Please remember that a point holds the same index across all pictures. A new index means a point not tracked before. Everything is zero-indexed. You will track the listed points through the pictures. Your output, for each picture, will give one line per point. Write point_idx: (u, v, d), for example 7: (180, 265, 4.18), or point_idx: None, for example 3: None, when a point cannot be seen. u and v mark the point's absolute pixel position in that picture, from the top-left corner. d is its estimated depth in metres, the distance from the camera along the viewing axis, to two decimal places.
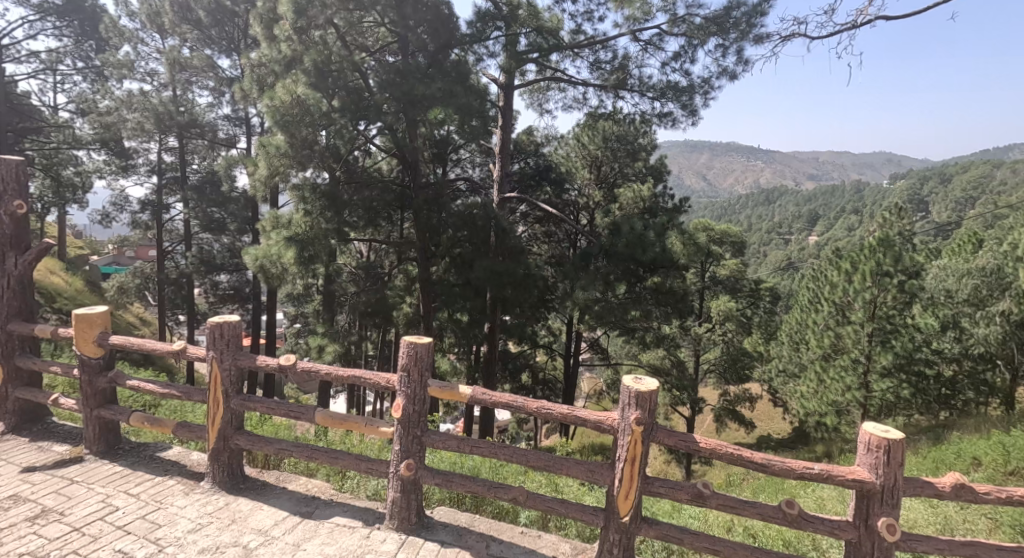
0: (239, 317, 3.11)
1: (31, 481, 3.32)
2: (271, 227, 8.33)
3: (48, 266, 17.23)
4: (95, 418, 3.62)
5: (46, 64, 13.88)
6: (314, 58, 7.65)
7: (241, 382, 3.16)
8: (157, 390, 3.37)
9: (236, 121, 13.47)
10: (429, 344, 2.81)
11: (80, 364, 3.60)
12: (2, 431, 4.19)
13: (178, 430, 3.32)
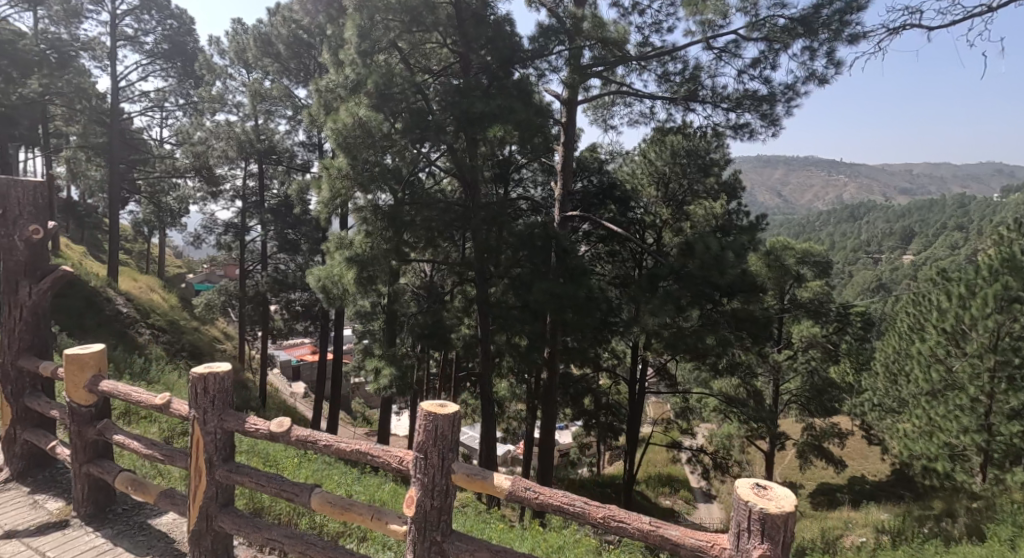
0: (224, 374, 3.19)
1: (5, 551, 3.31)
2: (335, 247, 8.13)
3: (146, 283, 18.32)
4: (83, 475, 3.64)
5: (154, 102, 14.86)
6: (375, 81, 7.29)
7: (226, 450, 3.22)
8: (140, 450, 3.45)
9: (311, 147, 13.49)
10: (449, 418, 2.58)
11: (70, 410, 3.62)
12: (7, 477, 4.05)
13: (160, 499, 3.42)
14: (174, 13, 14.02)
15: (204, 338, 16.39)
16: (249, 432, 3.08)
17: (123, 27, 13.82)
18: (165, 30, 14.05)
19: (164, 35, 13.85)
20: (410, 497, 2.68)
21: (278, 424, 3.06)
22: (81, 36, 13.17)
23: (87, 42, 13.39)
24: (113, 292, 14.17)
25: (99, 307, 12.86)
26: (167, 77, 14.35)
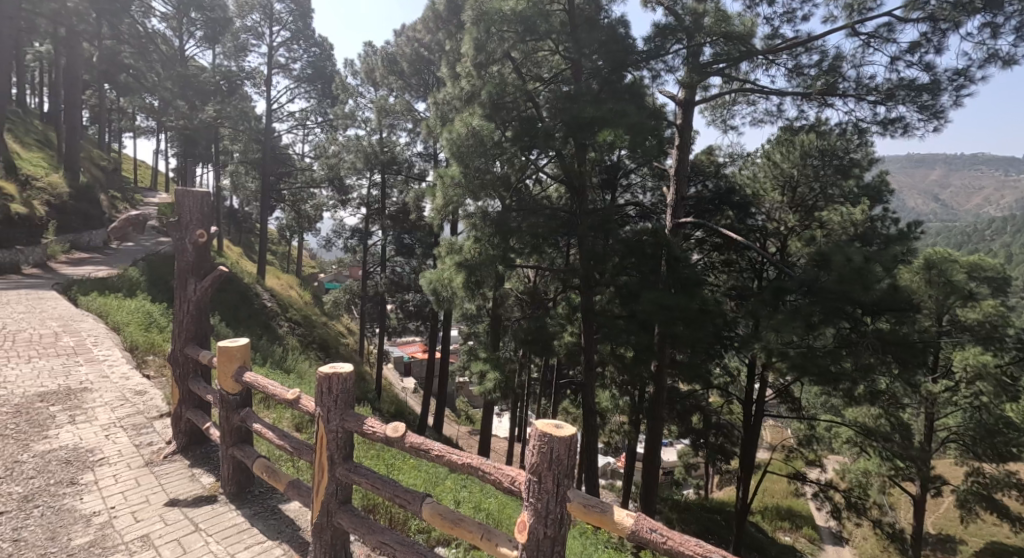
0: (347, 375, 3.31)
1: (165, 520, 3.69)
2: (446, 252, 8.31)
3: (287, 280, 20.40)
4: (229, 457, 3.98)
5: (299, 122, 16.50)
6: (489, 92, 7.47)
7: (347, 448, 3.35)
8: (274, 441, 3.68)
9: (428, 157, 14.08)
10: (563, 442, 2.55)
11: (221, 396, 3.98)
12: (174, 449, 4.57)
13: (290, 488, 3.63)
14: (318, 42, 15.61)
15: (332, 332, 17.82)
16: (367, 434, 3.18)
17: (277, 57, 15.54)
18: (310, 57, 15.58)
19: (308, 61, 15.39)
20: (522, 520, 2.64)
21: (393, 429, 3.13)
22: (246, 66, 15.12)
23: (249, 72, 15.26)
24: (260, 288, 15.95)
25: (249, 301, 14.53)
26: (309, 97, 15.86)
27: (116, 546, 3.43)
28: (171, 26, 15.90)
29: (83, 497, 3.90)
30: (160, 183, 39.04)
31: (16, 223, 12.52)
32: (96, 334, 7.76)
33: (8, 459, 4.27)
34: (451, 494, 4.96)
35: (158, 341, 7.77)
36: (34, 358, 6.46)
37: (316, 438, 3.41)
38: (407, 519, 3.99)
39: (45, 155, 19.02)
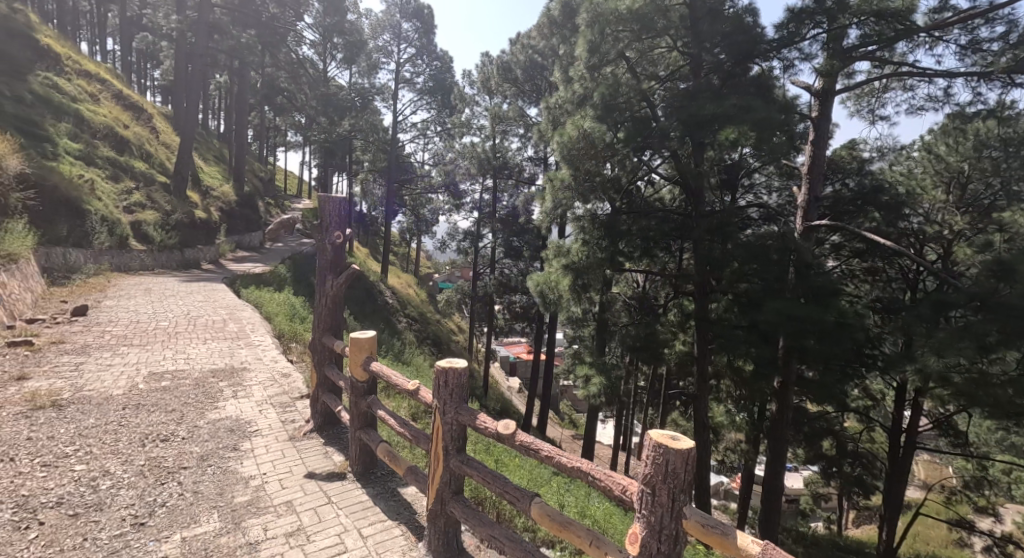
0: (462, 368, 3.34)
1: (304, 490, 4.00)
2: (554, 255, 8.11)
3: (406, 280, 21.67)
4: (357, 439, 4.22)
5: (420, 131, 17.47)
6: (602, 92, 7.21)
7: (461, 440, 3.38)
8: (395, 427, 3.83)
9: (538, 161, 14.11)
10: (680, 454, 2.34)
11: (352, 382, 4.24)
12: (311, 427, 4.96)
13: (408, 473, 3.75)
14: (440, 56, 16.41)
15: (445, 330, 18.58)
16: (479, 429, 3.18)
17: (404, 72, 16.59)
18: (432, 70, 16.42)
19: (430, 75, 16.28)
20: (633, 532, 2.46)
21: (505, 426, 3.09)
22: (376, 82, 16.34)
23: (379, 87, 16.45)
24: (384, 286, 17.10)
25: (374, 297, 15.63)
26: (429, 108, 16.76)
27: (267, 507, 3.77)
28: (316, 51, 17.69)
29: (243, 461, 4.35)
30: (304, 191, 43.60)
31: (195, 225, 14.65)
32: (252, 321, 8.77)
33: (189, 423, 4.89)
34: (560, 498, 4.83)
35: (298, 331, 8.60)
36: (206, 339, 7.44)
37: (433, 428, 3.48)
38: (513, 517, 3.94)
39: (217, 168, 22.09)
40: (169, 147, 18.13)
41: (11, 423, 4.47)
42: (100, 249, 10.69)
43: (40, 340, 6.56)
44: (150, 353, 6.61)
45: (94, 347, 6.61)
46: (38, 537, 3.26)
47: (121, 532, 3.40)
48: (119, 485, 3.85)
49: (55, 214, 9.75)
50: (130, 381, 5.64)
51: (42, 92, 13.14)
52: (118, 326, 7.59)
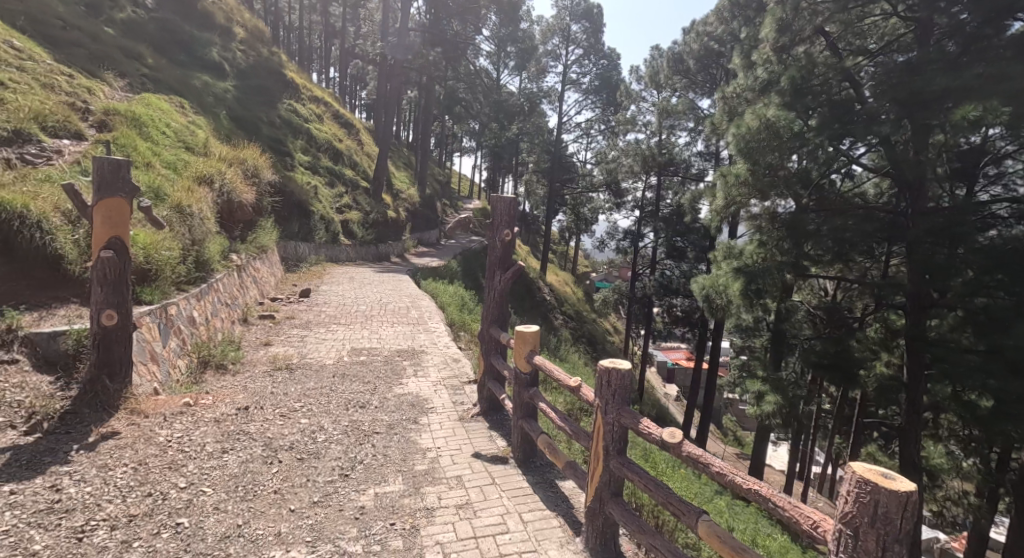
0: (627, 369, 3.13)
1: (472, 468, 4.04)
2: (723, 256, 7.90)
3: (565, 278, 22.11)
4: (519, 428, 4.18)
5: (583, 130, 17.72)
6: (791, 77, 6.73)
7: (623, 443, 3.19)
8: (555, 421, 3.79)
9: (708, 156, 13.38)
10: (895, 496, 1.84)
11: (516, 374, 4.31)
12: (476, 411, 5.10)
13: (567, 468, 3.68)
14: (607, 54, 16.49)
15: (602, 330, 18.56)
16: (642, 433, 2.96)
17: (571, 73, 16.96)
18: (599, 68, 16.52)
19: (597, 73, 16.39)
20: None
21: (669, 433, 2.83)
22: (544, 86, 16.98)
23: (547, 90, 17.07)
24: (543, 283, 17.75)
25: (533, 293, 16.40)
26: (594, 107, 16.99)
27: (441, 479, 3.84)
28: (491, 61, 18.98)
29: (421, 434, 4.55)
30: (475, 193, 46.99)
31: (387, 223, 16.81)
32: (430, 309, 9.81)
33: (380, 395, 5.39)
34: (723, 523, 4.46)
35: (467, 321, 9.45)
36: (392, 323, 8.54)
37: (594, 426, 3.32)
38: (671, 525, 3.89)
39: (405, 174, 24.97)
40: (370, 156, 21.01)
41: (258, 377, 5.65)
42: (319, 243, 12.85)
43: (280, 314, 8.19)
44: (353, 331, 7.84)
45: (315, 322, 8.07)
46: (277, 472, 3.64)
47: (331, 479, 3.66)
48: (330, 439, 4.25)
49: (290, 214, 12.00)
50: (338, 353, 6.78)
51: (285, 115, 16.21)
52: (330, 306, 9.11)
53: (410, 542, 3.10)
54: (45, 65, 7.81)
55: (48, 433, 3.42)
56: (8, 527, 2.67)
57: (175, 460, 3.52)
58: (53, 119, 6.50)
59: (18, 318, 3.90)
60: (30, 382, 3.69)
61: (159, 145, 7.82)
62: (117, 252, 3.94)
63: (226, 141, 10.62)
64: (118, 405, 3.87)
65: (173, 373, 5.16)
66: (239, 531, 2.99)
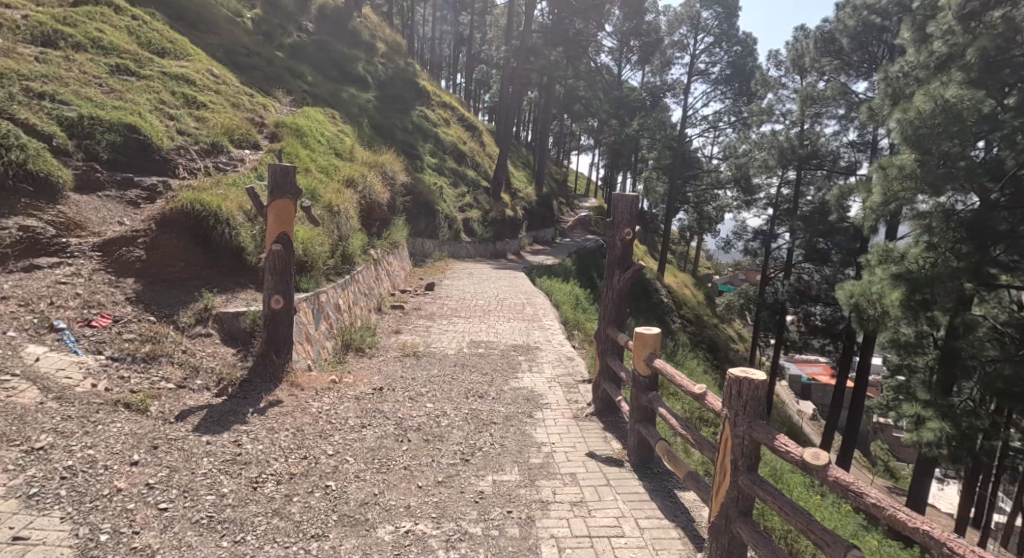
0: (764, 378, 2.62)
1: (586, 467, 3.85)
2: (878, 261, 6.93)
3: (684, 280, 21.17)
4: (635, 431, 3.93)
5: (711, 124, 16.85)
6: (981, 49, 5.86)
7: (755, 458, 2.68)
8: (676, 427, 3.46)
9: (862, 146, 11.88)
10: None
11: (634, 376, 4.00)
12: (591, 411, 5.01)
13: (688, 479, 3.25)
14: (742, 39, 15.46)
15: (724, 336, 17.48)
16: (778, 451, 2.46)
17: (699, 64, 16.21)
18: (731, 56, 15.60)
19: (729, 61, 15.52)
20: None
21: (812, 454, 2.30)
22: (669, 79, 16.39)
23: (671, 83, 16.48)
24: (660, 285, 17.19)
25: (650, 294, 16.01)
26: (725, 98, 16.10)
27: (554, 474, 3.71)
28: (613, 57, 18.77)
29: (536, 428, 4.56)
30: (591, 192, 46.73)
31: (504, 221, 17.37)
32: (545, 307, 9.94)
33: (497, 387, 5.62)
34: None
35: (581, 321, 9.47)
36: (509, 319, 8.81)
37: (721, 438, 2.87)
38: (810, 556, 3.26)
39: (523, 174, 25.54)
40: (491, 157, 21.80)
41: (390, 361, 6.21)
42: (442, 240, 13.63)
43: (409, 305, 8.87)
44: (472, 324, 8.23)
45: (439, 314, 8.61)
46: (407, 450, 3.88)
47: (453, 462, 3.78)
48: (452, 424, 4.48)
49: (418, 213, 12.85)
50: (459, 344, 7.17)
51: (417, 121, 17.38)
52: (452, 300, 9.66)
53: (527, 531, 2.99)
54: (234, 87, 9.18)
55: (232, 396, 4.04)
56: (204, 472, 3.06)
57: (324, 429, 3.93)
58: (238, 133, 7.63)
59: (211, 299, 4.69)
60: (219, 353, 4.40)
61: (314, 152, 8.81)
62: (284, 245, 4.56)
63: (369, 147, 11.68)
64: (282, 377, 4.47)
65: (322, 353, 5.83)
66: (376, 500, 3.15)
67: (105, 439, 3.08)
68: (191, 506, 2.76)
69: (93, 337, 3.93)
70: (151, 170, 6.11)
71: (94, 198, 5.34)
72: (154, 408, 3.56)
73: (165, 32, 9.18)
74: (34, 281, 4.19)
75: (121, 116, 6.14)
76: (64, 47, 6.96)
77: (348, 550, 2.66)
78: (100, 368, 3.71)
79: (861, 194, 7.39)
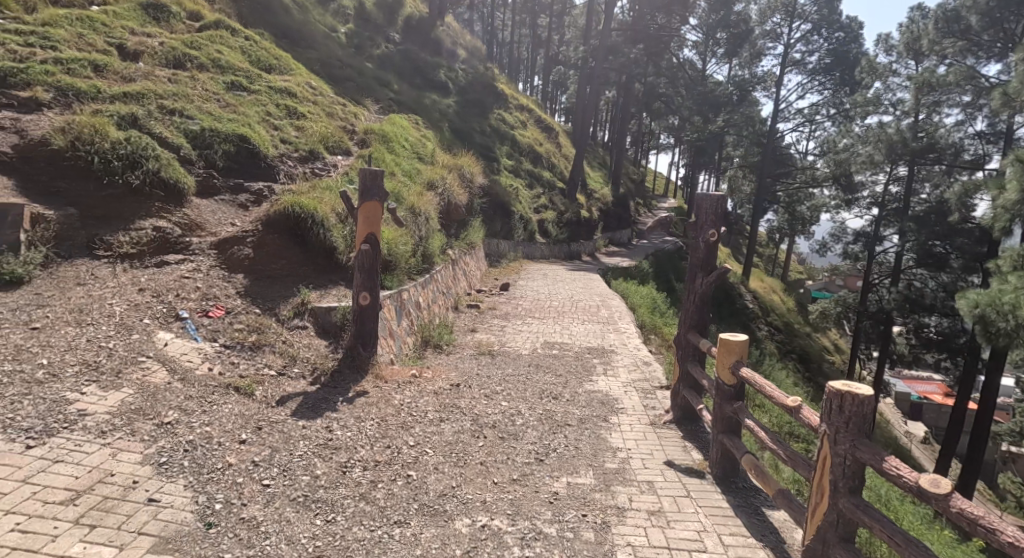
0: (873, 392, 2.20)
1: (665, 476, 3.77)
2: (1010, 268, 6.35)
3: (771, 284, 20.02)
4: (718, 442, 3.77)
5: (807, 117, 15.84)
6: None
7: (860, 481, 2.29)
8: (765, 440, 3.25)
9: (993, 136, 10.58)
10: None
11: (717, 384, 3.85)
12: (669, 419, 4.87)
13: (778, 497, 3.07)
14: (845, 25, 14.47)
15: (817, 345, 16.32)
16: (888, 477, 2.06)
17: (794, 53, 15.26)
18: (832, 43, 14.56)
19: (830, 49, 14.52)
20: None
21: (932, 481, 1.90)
22: (759, 72, 15.55)
23: (761, 76, 15.63)
24: (744, 289, 16.39)
25: (733, 299, 15.31)
26: (825, 89, 15.05)
27: (631, 481, 3.66)
28: (697, 51, 18.11)
29: (611, 433, 4.52)
30: (670, 191, 45.35)
31: (580, 223, 17.27)
32: (620, 309, 9.79)
33: (571, 389, 5.62)
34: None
35: (658, 325, 9.25)
36: (583, 321, 8.76)
37: (818, 456, 2.48)
38: None
39: (600, 175, 25.27)
40: (567, 158, 21.77)
41: (467, 359, 6.37)
42: (518, 241, 13.79)
43: (484, 304, 9.08)
44: (547, 325, 8.26)
45: (513, 314, 8.72)
46: (482, 446, 3.97)
47: (528, 461, 3.83)
48: (527, 424, 4.54)
49: (495, 214, 13.07)
50: (533, 344, 7.23)
51: (495, 124, 17.69)
52: (526, 301, 9.74)
53: (602, 537, 2.97)
54: (329, 98, 9.80)
55: (325, 385, 4.32)
56: (301, 454, 3.32)
57: (406, 421, 4.12)
58: (333, 140, 8.15)
59: (307, 294, 5.06)
60: (314, 344, 4.74)
61: (399, 157, 9.20)
62: (372, 245, 4.82)
63: (449, 151, 12.03)
64: (368, 369, 4.73)
65: (403, 348, 6.09)
66: (453, 492, 3.27)
67: (220, 418, 3.42)
68: (289, 484, 3.00)
69: (210, 326, 4.37)
70: (258, 176, 6.68)
71: (211, 202, 5.91)
72: (260, 392, 3.90)
73: (271, 50, 9.97)
74: (164, 275, 4.74)
75: (235, 127, 6.76)
76: (189, 68, 7.76)
77: (427, 539, 2.78)
78: (215, 353, 4.12)
79: (990, 192, 6.67)
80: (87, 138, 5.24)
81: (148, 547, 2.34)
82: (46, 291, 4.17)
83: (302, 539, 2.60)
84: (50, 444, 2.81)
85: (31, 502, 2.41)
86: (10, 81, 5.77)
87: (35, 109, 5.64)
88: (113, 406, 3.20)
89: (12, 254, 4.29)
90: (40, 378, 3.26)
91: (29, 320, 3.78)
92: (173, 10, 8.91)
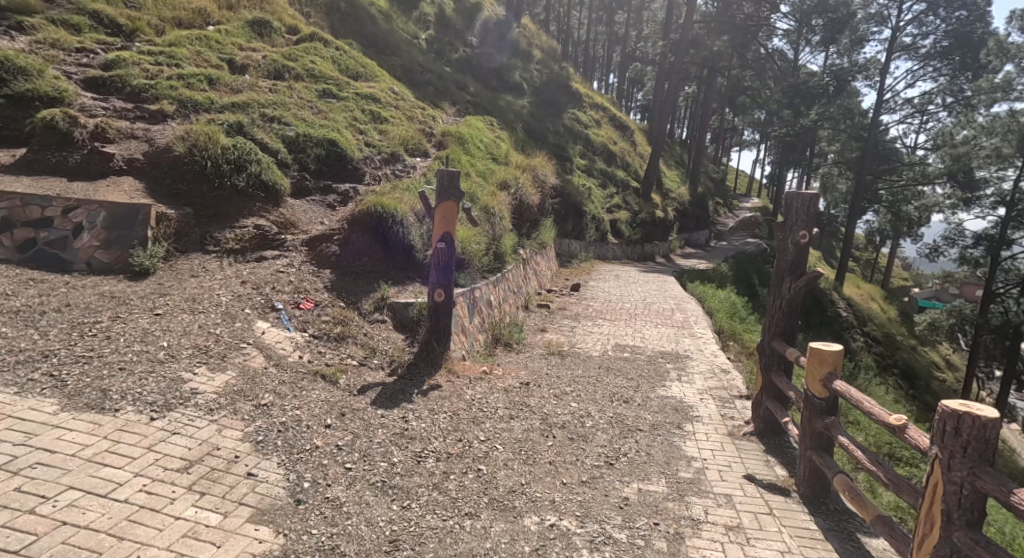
0: (998, 416, 2.00)
1: (744, 491, 3.60)
2: None
3: (868, 290, 18.50)
4: (807, 459, 3.55)
5: (917, 108, 14.55)
6: None
7: (978, 514, 2.07)
8: (862, 458, 3.01)
9: None
10: None
11: (806, 396, 3.63)
12: (750, 431, 4.65)
13: (877, 523, 2.85)
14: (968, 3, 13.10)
15: (922, 359, 14.87)
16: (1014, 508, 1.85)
17: (904, 37, 14.01)
18: (951, 24, 13.22)
19: (947, 31, 13.21)
20: None
21: None
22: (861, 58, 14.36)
23: (863, 64, 14.47)
24: (837, 296, 15.26)
25: (823, 307, 14.35)
26: (940, 76, 13.76)
27: (708, 493, 3.54)
28: (790, 40, 17.15)
29: (686, 441, 4.39)
30: (755, 192, 43.16)
31: (655, 223, 16.88)
32: (696, 313, 9.49)
33: (643, 393, 5.51)
34: None
35: (737, 331, 8.84)
36: (656, 324, 8.53)
37: (926, 482, 2.27)
38: None
39: (676, 174, 24.45)
40: (642, 157, 21.27)
41: (537, 358, 6.41)
42: (589, 241, 13.68)
43: (554, 304, 9.10)
44: (618, 327, 8.14)
45: (584, 315, 8.67)
46: (552, 446, 3.99)
47: (598, 464, 3.81)
48: (596, 426, 4.50)
49: (568, 214, 13.03)
50: (604, 346, 7.16)
51: (570, 124, 17.68)
52: (598, 301, 9.66)
53: (676, 547, 2.91)
54: (410, 102, 10.20)
55: (401, 376, 4.52)
56: (379, 441, 3.50)
57: (477, 416, 4.21)
58: (412, 143, 8.50)
59: (387, 290, 5.32)
60: (392, 337, 4.98)
61: (474, 158, 9.41)
62: (447, 244, 4.94)
63: (523, 151, 12.16)
64: (442, 363, 4.88)
65: (475, 344, 6.22)
66: (523, 489, 3.31)
67: (308, 403, 3.67)
68: (369, 469, 3.16)
69: (301, 317, 4.70)
70: (346, 178, 7.08)
71: (304, 202, 6.35)
72: (343, 381, 4.14)
73: (360, 58, 10.50)
74: (262, 269, 5.13)
75: (326, 132, 7.19)
76: (287, 78, 8.35)
77: (497, 533, 2.84)
78: (306, 343, 4.43)
79: None
80: (201, 145, 5.72)
81: (247, 516, 2.56)
82: (168, 282, 4.66)
83: (380, 522, 2.74)
84: (169, 417, 3.13)
85: (154, 467, 2.71)
86: (143, 96, 6.49)
87: (162, 119, 6.31)
88: (219, 386, 3.52)
89: (140, 248, 4.80)
90: (162, 358, 3.65)
91: (153, 306, 4.23)
92: (275, 24, 9.60)
